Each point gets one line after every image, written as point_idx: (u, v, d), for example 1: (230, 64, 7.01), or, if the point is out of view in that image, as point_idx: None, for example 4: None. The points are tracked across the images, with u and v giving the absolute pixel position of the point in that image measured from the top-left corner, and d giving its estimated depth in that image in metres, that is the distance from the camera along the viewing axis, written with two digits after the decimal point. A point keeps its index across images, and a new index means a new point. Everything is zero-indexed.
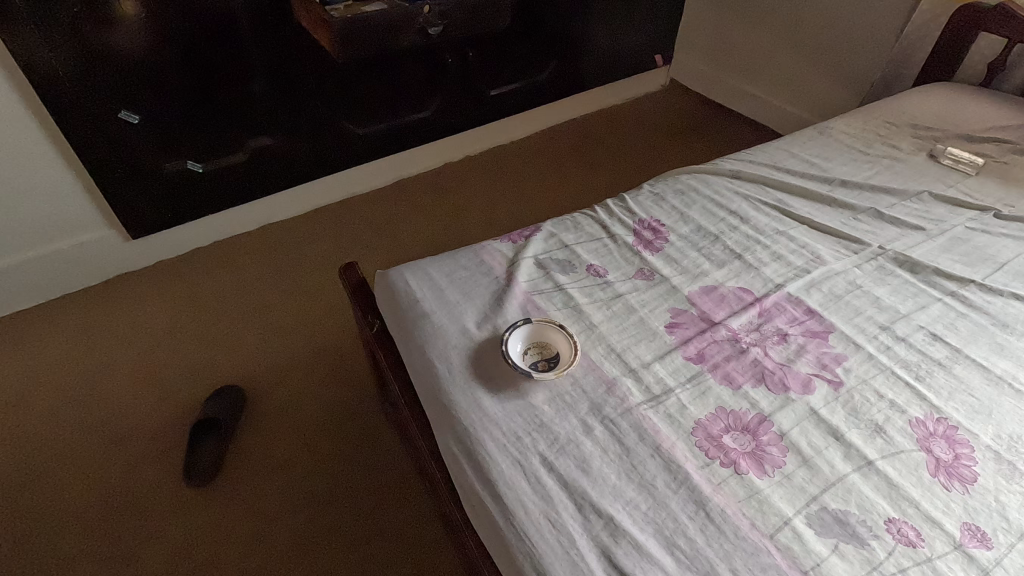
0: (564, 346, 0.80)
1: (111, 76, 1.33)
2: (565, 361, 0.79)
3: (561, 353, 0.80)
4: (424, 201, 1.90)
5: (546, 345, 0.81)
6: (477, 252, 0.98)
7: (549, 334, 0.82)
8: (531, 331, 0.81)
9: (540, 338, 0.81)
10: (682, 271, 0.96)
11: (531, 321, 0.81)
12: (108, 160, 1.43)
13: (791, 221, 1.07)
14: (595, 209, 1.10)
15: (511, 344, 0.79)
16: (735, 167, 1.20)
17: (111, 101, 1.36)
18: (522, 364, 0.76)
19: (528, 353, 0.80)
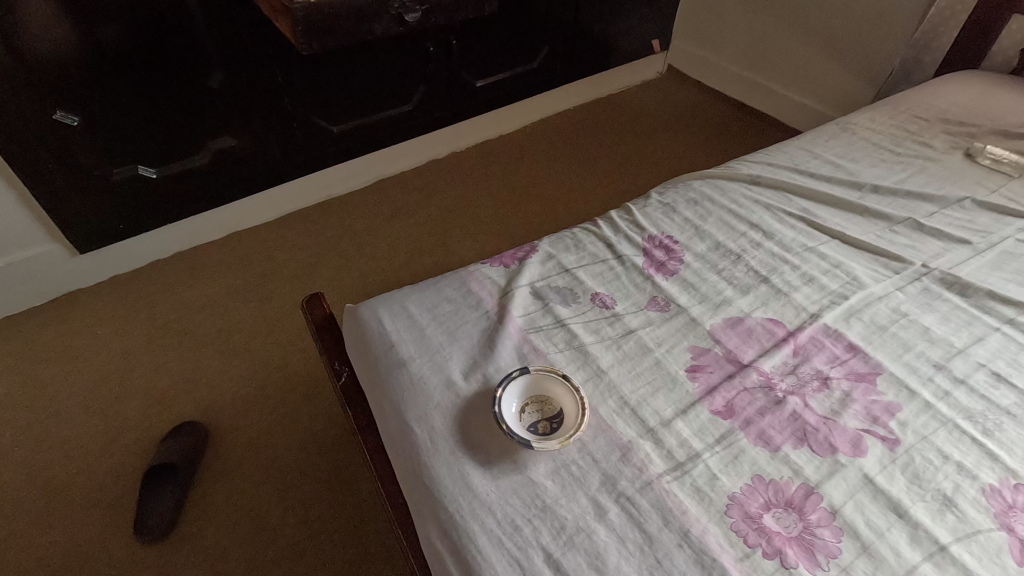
0: (570, 403, 0.67)
1: (44, 71, 1.15)
2: (571, 422, 0.66)
3: (565, 411, 0.67)
4: (406, 203, 1.75)
5: (547, 401, 0.68)
6: (463, 279, 0.84)
7: (550, 386, 0.68)
8: (529, 383, 0.68)
9: (538, 391, 0.68)
10: (701, 300, 0.83)
11: (528, 372, 0.68)
12: (48, 168, 1.26)
13: (821, 235, 0.94)
14: (598, 223, 0.96)
15: (504, 404, 0.66)
16: (753, 171, 1.07)
17: (46, 100, 1.18)
18: (518, 429, 0.64)
19: (525, 412, 0.67)
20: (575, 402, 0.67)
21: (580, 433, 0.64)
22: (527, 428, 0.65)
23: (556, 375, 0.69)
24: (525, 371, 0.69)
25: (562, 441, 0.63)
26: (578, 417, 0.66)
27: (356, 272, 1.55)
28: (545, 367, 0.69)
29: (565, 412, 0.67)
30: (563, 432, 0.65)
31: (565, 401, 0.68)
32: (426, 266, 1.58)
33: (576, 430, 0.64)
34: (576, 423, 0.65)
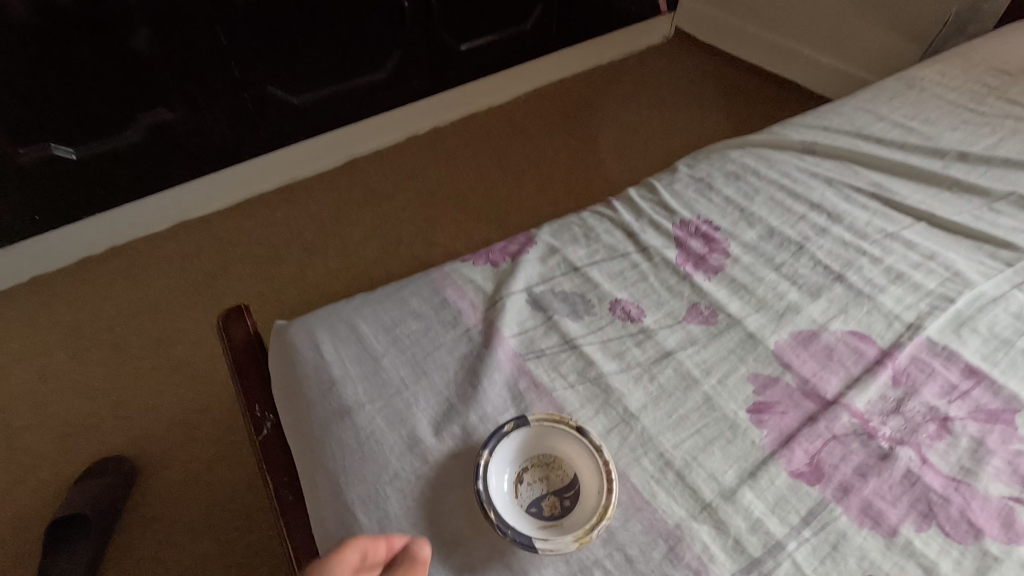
0: (590, 469, 0.47)
1: None
2: (592, 501, 0.45)
3: (581, 482, 0.46)
4: (383, 186, 1.52)
5: (558, 462, 0.47)
6: (436, 284, 0.62)
7: (558, 443, 0.48)
8: (529, 441, 0.48)
9: (544, 449, 0.48)
10: (758, 307, 0.61)
11: (524, 425, 0.48)
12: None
13: (902, 216, 0.73)
14: (614, 206, 0.74)
15: (491, 476, 0.46)
16: (806, 136, 0.85)
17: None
18: (511, 519, 0.44)
19: (524, 485, 0.47)
20: (598, 469, 0.46)
21: (605, 522, 0.44)
22: (528, 510, 0.46)
23: (570, 427, 0.48)
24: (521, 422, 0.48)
25: (580, 537, 0.43)
26: (603, 495, 0.45)
27: (324, 268, 1.34)
28: (551, 413, 0.48)
29: (585, 481, 0.46)
30: (580, 519, 0.45)
31: (583, 463, 0.47)
32: (405, 259, 1.36)
33: (598, 519, 0.44)
34: (601, 504, 0.45)
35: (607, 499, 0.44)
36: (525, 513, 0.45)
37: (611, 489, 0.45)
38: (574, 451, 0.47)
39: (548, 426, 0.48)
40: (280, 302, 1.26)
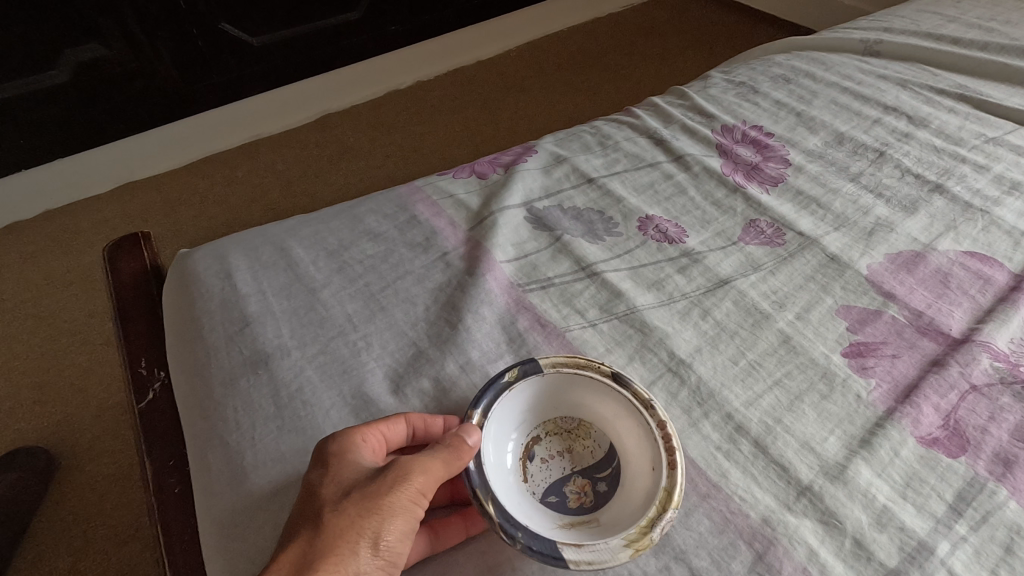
0: (635, 435, 0.32)
1: None
2: (642, 484, 0.31)
3: (622, 453, 0.32)
4: (359, 142, 1.36)
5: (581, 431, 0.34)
6: (403, 201, 0.46)
7: (584, 399, 0.33)
8: (542, 397, 0.34)
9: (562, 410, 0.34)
10: (838, 223, 0.45)
11: (535, 373, 0.33)
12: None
13: (1001, 121, 0.57)
14: (634, 113, 0.58)
15: (487, 448, 0.31)
16: (866, 36, 0.69)
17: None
18: (524, 513, 0.30)
19: (538, 462, 0.33)
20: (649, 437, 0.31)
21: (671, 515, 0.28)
22: (546, 500, 0.31)
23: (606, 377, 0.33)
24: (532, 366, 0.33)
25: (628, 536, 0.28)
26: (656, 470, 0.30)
27: None
28: (576, 353, 0.33)
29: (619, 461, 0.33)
30: (626, 513, 0.30)
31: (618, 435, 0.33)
32: None
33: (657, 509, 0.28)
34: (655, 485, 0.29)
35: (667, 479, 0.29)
36: (541, 503, 0.31)
37: (673, 466, 0.29)
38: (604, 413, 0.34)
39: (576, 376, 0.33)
40: None
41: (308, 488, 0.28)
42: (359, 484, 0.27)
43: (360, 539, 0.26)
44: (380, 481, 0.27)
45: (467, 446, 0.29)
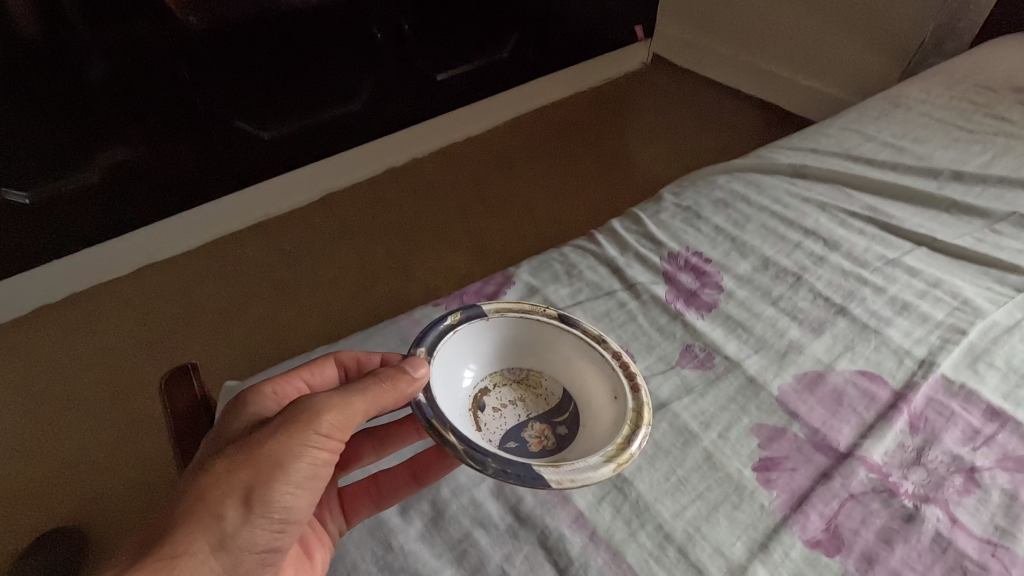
0: (586, 367, 0.49)
1: None
2: (606, 408, 0.47)
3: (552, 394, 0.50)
4: (360, 219, 1.47)
5: (529, 378, 0.51)
6: (405, 334, 0.57)
7: (541, 355, 0.51)
8: (489, 347, 0.50)
9: (510, 367, 0.51)
10: (758, 347, 0.56)
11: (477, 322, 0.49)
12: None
13: (901, 241, 0.69)
14: (597, 240, 0.70)
15: (440, 372, 0.47)
16: (794, 159, 0.81)
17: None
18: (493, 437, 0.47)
19: (494, 402, 0.50)
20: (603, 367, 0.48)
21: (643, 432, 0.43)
22: (511, 443, 0.47)
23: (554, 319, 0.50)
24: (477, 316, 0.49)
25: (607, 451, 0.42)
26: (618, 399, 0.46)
27: (299, 309, 1.27)
28: (517, 300, 0.50)
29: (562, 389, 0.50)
30: (597, 426, 0.46)
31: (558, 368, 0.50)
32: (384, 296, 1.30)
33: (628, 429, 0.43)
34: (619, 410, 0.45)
35: (633, 402, 0.45)
36: (506, 442, 0.47)
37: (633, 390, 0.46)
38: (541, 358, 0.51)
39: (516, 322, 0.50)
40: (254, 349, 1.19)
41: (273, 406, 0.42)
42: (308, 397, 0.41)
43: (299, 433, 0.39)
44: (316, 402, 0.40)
45: (400, 376, 0.41)
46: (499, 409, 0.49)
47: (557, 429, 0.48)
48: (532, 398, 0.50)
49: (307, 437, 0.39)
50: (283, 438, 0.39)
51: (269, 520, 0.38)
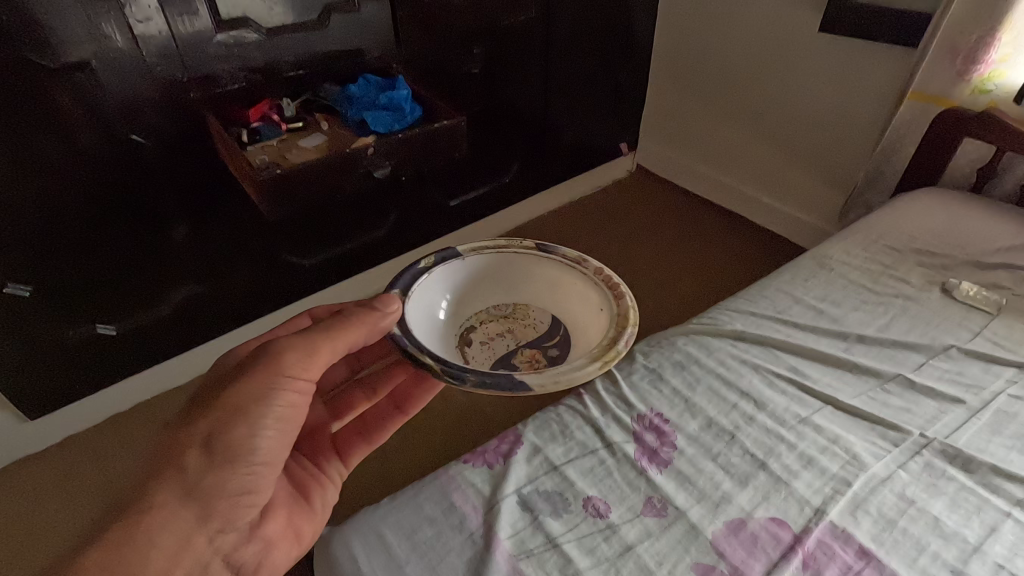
0: (562, 294, 0.78)
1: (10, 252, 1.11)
2: (588, 315, 0.75)
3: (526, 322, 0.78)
4: None
5: (516, 309, 0.80)
6: (445, 489, 0.79)
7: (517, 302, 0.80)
8: (462, 280, 0.79)
9: (494, 303, 0.80)
10: (699, 498, 0.78)
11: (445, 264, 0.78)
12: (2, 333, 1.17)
13: (814, 400, 0.91)
14: (584, 401, 0.93)
15: (418, 294, 0.74)
16: (737, 324, 1.06)
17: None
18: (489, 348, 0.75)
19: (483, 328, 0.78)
20: (583, 280, 0.77)
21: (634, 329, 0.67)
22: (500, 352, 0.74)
23: (532, 249, 0.81)
24: (455, 257, 0.79)
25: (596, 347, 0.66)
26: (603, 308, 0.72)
27: None
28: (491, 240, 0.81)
29: (548, 313, 0.79)
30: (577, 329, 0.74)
31: (540, 292, 0.80)
32: None
33: (614, 328, 0.69)
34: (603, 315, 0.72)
35: (610, 308, 0.73)
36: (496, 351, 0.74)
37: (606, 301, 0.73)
38: (527, 293, 0.80)
39: (496, 258, 0.81)
40: None
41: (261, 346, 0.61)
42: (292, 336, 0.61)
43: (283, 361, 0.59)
44: (291, 346, 0.60)
45: (364, 317, 0.63)
46: (489, 333, 0.77)
47: (543, 342, 0.75)
48: (515, 323, 0.78)
49: (289, 367, 0.60)
50: (271, 373, 0.59)
51: (253, 442, 0.60)
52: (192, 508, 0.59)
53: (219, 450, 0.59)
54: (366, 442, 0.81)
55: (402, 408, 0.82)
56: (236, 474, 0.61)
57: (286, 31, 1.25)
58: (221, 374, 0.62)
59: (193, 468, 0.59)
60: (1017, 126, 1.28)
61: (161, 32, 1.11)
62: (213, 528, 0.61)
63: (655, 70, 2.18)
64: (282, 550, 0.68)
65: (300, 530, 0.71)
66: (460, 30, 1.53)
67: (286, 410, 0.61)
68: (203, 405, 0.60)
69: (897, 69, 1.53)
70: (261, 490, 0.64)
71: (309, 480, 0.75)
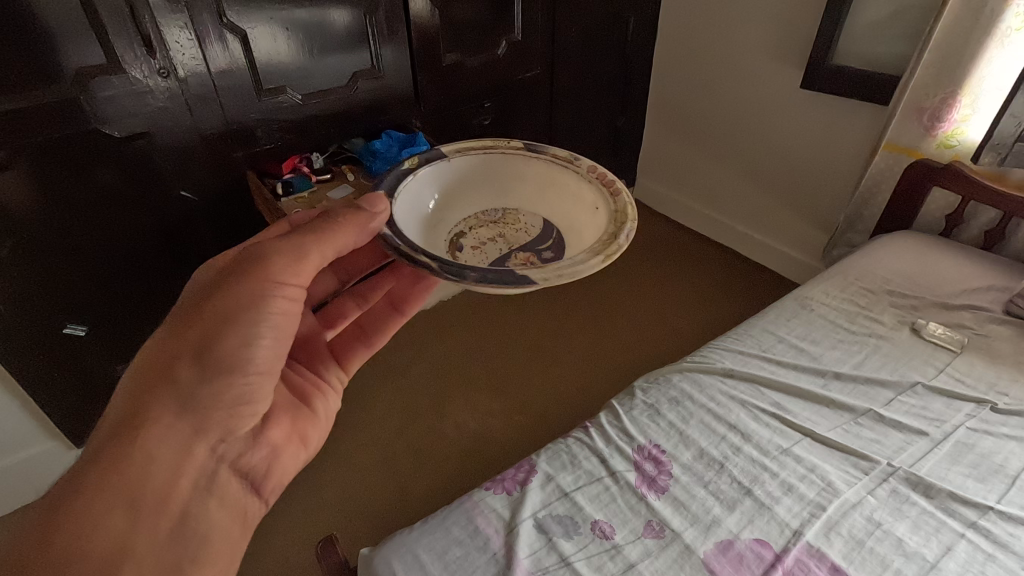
0: (551, 194, 0.89)
1: (77, 292, 1.25)
2: (578, 216, 0.85)
3: (513, 223, 0.90)
4: (400, 358, 1.81)
5: (506, 214, 0.91)
6: (470, 514, 0.90)
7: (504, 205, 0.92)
8: (450, 181, 0.90)
9: (482, 209, 0.92)
10: (693, 521, 0.89)
11: (433, 166, 0.88)
12: (45, 366, 1.26)
13: (794, 433, 1.03)
14: (591, 433, 1.04)
15: (407, 190, 0.83)
16: (727, 362, 1.18)
17: (44, 312, 1.22)
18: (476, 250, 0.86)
19: (470, 233, 0.89)
20: (577, 179, 0.87)
21: (634, 224, 0.73)
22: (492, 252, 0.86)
23: (520, 149, 0.92)
24: (442, 156, 0.89)
25: (599, 242, 0.72)
26: (600, 205, 0.82)
27: (352, 440, 1.55)
28: (478, 141, 0.92)
29: (539, 215, 0.90)
30: (572, 237, 0.84)
31: (530, 195, 0.92)
32: (420, 430, 1.59)
33: (614, 224, 0.76)
34: (600, 211, 0.81)
35: (602, 207, 0.82)
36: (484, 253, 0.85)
37: (598, 204, 0.83)
38: (517, 198, 0.92)
39: (484, 158, 0.92)
40: (319, 475, 1.47)
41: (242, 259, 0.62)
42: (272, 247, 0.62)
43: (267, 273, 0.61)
44: (267, 258, 0.61)
45: (345, 220, 0.63)
46: (478, 238, 0.89)
47: (532, 245, 0.87)
48: (503, 228, 0.90)
49: (270, 279, 0.61)
50: (255, 285, 0.60)
51: (239, 362, 0.61)
52: (188, 422, 0.59)
53: (210, 360, 0.60)
54: (364, 346, 0.85)
55: (400, 309, 0.87)
56: (232, 383, 0.61)
57: (319, 96, 1.40)
58: (206, 283, 0.62)
59: (187, 379, 0.59)
60: (977, 178, 1.42)
61: (211, 100, 1.25)
62: (213, 437, 0.62)
63: (650, 116, 2.37)
64: (289, 454, 0.70)
65: (305, 434, 0.72)
66: (473, 88, 1.69)
67: (280, 317, 0.62)
68: (188, 316, 0.60)
69: (868, 124, 1.71)
70: (260, 399, 0.65)
71: (312, 390, 0.76)
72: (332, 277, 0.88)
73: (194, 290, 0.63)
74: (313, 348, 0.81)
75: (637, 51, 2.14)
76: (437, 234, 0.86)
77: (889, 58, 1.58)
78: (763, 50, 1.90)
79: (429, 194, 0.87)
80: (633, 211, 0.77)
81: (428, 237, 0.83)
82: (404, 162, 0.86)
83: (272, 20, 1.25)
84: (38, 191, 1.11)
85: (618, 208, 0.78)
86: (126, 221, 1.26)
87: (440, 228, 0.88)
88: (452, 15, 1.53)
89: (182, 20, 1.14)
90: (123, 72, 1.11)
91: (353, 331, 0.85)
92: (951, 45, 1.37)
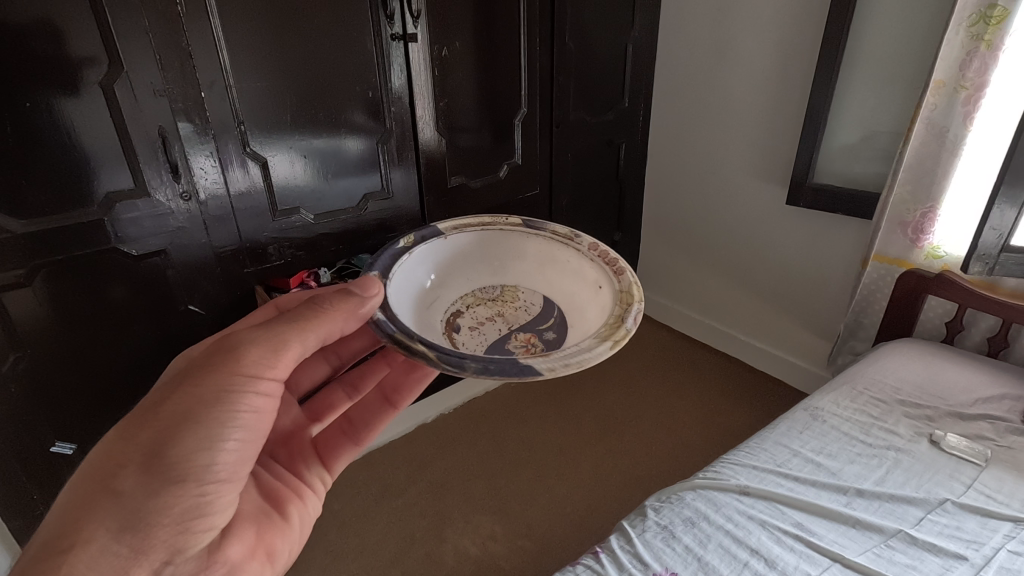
0: (555, 272, 0.93)
1: (70, 404, 1.23)
2: (582, 293, 0.87)
3: (513, 303, 0.93)
4: (399, 475, 1.73)
5: (505, 290, 0.94)
6: None
7: (505, 282, 0.95)
8: (446, 262, 0.93)
9: (483, 288, 0.95)
10: None
11: (428, 244, 0.90)
12: (16, 479, 1.21)
13: (822, 557, 0.95)
14: (602, 560, 0.96)
15: (399, 268, 0.84)
16: (741, 478, 1.13)
17: (32, 425, 1.19)
18: (475, 333, 0.89)
19: (471, 312, 0.93)
20: (578, 256, 0.90)
21: (640, 306, 0.74)
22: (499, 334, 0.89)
23: (518, 226, 0.96)
24: (438, 234, 0.92)
25: (606, 327, 0.72)
26: (604, 285, 0.83)
27: (341, 568, 1.44)
28: (476, 219, 0.96)
29: (538, 292, 0.93)
30: (578, 314, 0.85)
31: (529, 271, 0.95)
32: (416, 558, 1.47)
33: (619, 306, 0.76)
34: (603, 291, 0.82)
35: (609, 284, 0.82)
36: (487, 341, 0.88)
37: (604, 283, 0.83)
38: (514, 276, 0.95)
39: (482, 235, 0.96)
40: None
41: (210, 352, 0.60)
42: (244, 338, 0.61)
43: (237, 365, 0.59)
44: (238, 350, 0.60)
45: (328, 310, 0.65)
46: (478, 321, 0.91)
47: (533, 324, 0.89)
48: (504, 308, 0.93)
49: (241, 371, 0.59)
50: (220, 379, 0.58)
51: (197, 474, 0.57)
52: (126, 544, 0.54)
53: (159, 468, 0.55)
54: (352, 443, 0.82)
55: (393, 402, 0.86)
56: (184, 494, 0.56)
57: (329, 216, 1.48)
58: (172, 377, 0.59)
59: (131, 491, 0.54)
60: (966, 283, 1.46)
61: (228, 220, 1.32)
62: (156, 559, 0.56)
63: (646, 232, 2.48)
64: (252, 571, 0.64)
65: (272, 548, 0.67)
66: (477, 209, 1.78)
67: (252, 416, 0.60)
68: (144, 418, 0.56)
69: (855, 237, 1.78)
70: (216, 511, 0.60)
71: (290, 494, 0.74)
72: (324, 364, 0.91)
73: (155, 389, 0.60)
74: (296, 445, 0.80)
75: (629, 172, 2.30)
76: (434, 313, 0.88)
77: (865, 177, 1.69)
78: (746, 171, 2.03)
79: (426, 272, 0.89)
80: (637, 291, 0.78)
81: (425, 318, 0.85)
82: (399, 239, 0.88)
83: (291, 149, 1.35)
84: (52, 307, 1.14)
85: (622, 288, 0.79)
86: (131, 332, 1.27)
87: (437, 305, 0.90)
88: (457, 144, 1.66)
89: (209, 150, 1.23)
90: (149, 196, 1.18)
91: (341, 425, 0.83)
92: (921, 165, 1.47)
